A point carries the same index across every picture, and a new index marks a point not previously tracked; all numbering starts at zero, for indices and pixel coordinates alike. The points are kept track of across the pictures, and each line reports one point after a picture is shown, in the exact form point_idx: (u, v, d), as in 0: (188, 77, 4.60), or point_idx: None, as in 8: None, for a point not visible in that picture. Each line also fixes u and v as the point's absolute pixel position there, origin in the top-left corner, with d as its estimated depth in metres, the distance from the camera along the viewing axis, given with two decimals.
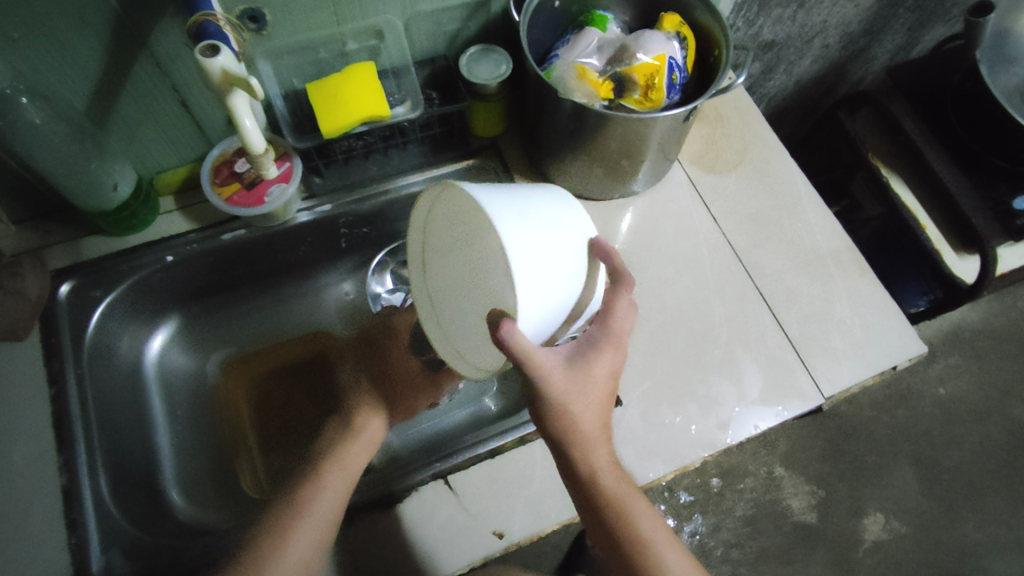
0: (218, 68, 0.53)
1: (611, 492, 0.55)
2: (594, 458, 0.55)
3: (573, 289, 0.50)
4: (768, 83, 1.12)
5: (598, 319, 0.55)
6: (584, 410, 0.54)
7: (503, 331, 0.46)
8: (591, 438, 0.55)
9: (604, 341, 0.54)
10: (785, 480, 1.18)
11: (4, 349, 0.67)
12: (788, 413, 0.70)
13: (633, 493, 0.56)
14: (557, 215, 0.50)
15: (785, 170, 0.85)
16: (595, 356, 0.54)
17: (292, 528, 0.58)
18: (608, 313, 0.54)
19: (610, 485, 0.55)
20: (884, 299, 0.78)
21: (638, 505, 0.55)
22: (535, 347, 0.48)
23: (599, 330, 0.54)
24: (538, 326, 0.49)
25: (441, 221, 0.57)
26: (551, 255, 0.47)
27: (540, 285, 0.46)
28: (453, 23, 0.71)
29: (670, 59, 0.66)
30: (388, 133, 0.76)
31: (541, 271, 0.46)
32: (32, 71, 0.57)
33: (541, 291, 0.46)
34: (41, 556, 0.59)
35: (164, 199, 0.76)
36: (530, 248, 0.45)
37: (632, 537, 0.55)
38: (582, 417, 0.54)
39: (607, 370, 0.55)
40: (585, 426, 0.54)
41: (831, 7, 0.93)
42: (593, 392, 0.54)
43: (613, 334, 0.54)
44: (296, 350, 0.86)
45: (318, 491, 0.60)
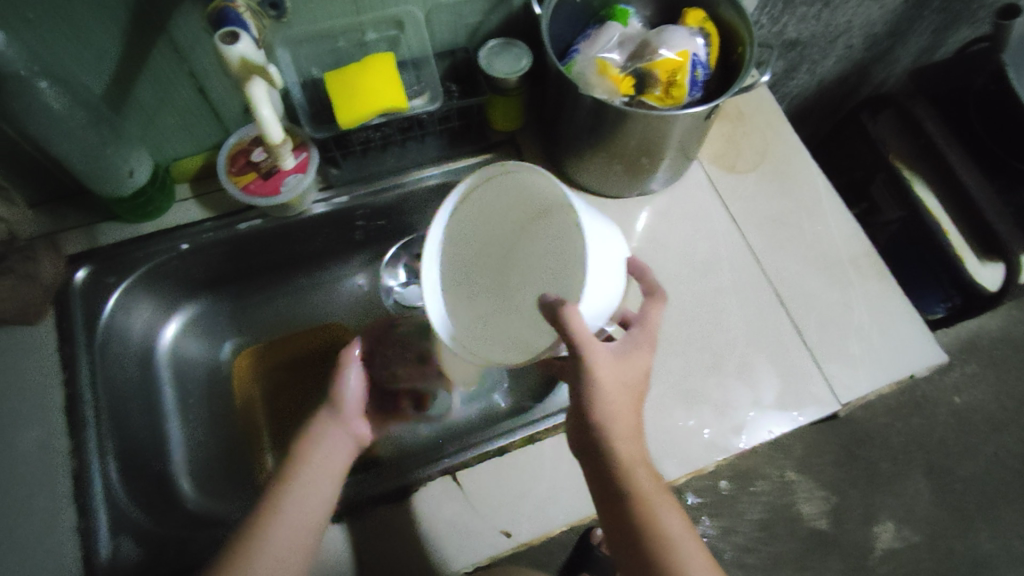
0: (237, 56, 0.53)
1: (641, 489, 0.53)
2: (626, 453, 0.54)
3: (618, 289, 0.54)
4: (791, 83, 1.10)
5: (637, 325, 0.59)
6: (623, 403, 0.54)
7: (568, 313, 0.48)
8: (625, 432, 0.54)
9: (643, 341, 0.58)
10: (798, 485, 1.16)
11: (18, 333, 0.67)
12: (804, 419, 0.69)
13: (663, 492, 0.54)
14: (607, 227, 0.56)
15: (806, 171, 0.84)
16: (634, 353, 0.57)
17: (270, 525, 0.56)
18: (647, 320, 0.59)
19: (641, 482, 0.53)
20: (904, 306, 0.76)
21: (666, 504, 0.53)
22: (592, 333, 0.50)
23: (639, 331, 0.58)
24: (594, 314, 0.51)
25: (488, 212, 0.62)
26: (610, 256, 0.52)
27: (603, 280, 0.50)
28: (474, 15, 0.70)
29: (693, 56, 0.65)
30: (407, 125, 0.75)
31: (604, 265, 0.50)
32: (49, 53, 0.57)
33: (603, 282, 0.51)
34: (51, 540, 0.59)
35: (180, 186, 0.76)
36: (598, 243, 0.50)
37: (658, 539, 0.52)
38: (620, 410, 0.54)
39: (643, 368, 0.57)
40: (621, 419, 0.54)
41: (857, 7, 0.91)
42: (632, 384, 0.55)
43: (650, 334, 0.59)
44: (309, 341, 0.85)
45: (297, 489, 0.58)
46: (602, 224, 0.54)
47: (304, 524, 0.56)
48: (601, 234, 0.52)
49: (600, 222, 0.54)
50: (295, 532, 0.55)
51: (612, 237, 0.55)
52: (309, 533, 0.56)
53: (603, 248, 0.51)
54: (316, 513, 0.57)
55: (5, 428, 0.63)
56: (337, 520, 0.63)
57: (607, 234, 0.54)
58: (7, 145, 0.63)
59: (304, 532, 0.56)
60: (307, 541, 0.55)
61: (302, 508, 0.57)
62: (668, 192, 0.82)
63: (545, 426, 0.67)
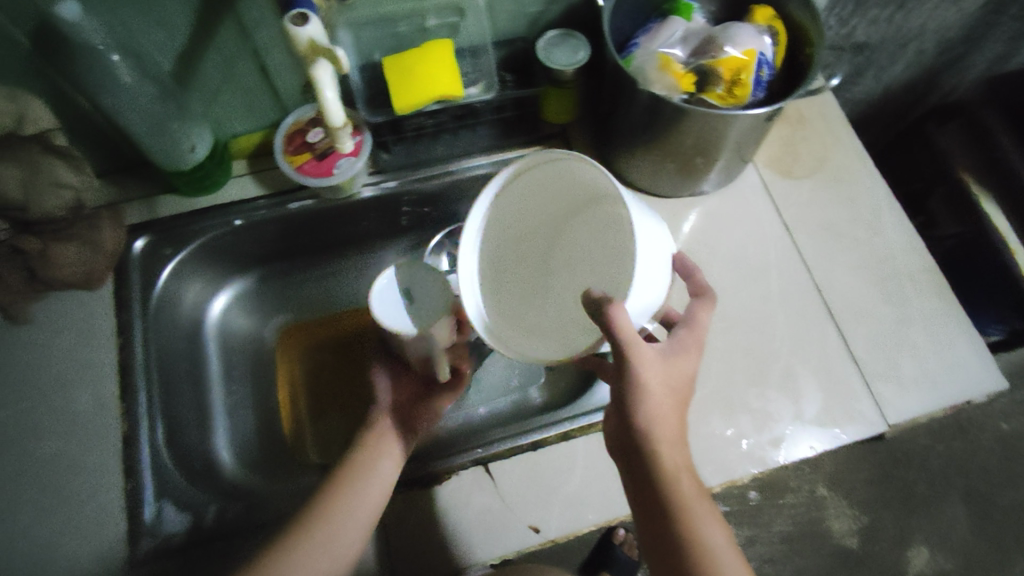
0: (306, 38, 0.54)
1: (681, 494, 0.52)
2: (666, 457, 0.53)
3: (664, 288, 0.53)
4: (854, 88, 1.06)
5: (685, 326, 0.59)
6: (666, 406, 0.53)
7: (610, 310, 0.48)
8: (667, 436, 0.53)
9: (690, 343, 0.57)
10: (830, 501, 0.92)
11: (80, 296, 0.70)
12: (846, 437, 0.67)
13: (704, 502, 0.52)
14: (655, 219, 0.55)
15: (868, 179, 0.81)
16: (680, 357, 0.56)
17: (336, 516, 0.57)
18: (695, 320, 0.59)
19: (680, 488, 0.52)
20: (963, 327, 0.73)
21: (706, 514, 0.52)
22: (636, 331, 0.49)
23: (687, 333, 0.58)
24: (641, 310, 0.51)
25: (524, 202, 0.61)
26: (657, 250, 0.51)
27: (648, 276, 0.49)
28: (535, 5, 0.70)
29: (760, 55, 0.63)
30: (462, 113, 0.77)
31: (651, 263, 0.50)
32: (125, 30, 0.58)
33: (651, 282, 0.50)
34: (101, 496, 0.62)
35: (237, 163, 0.77)
36: (646, 237, 0.49)
37: (695, 550, 0.50)
38: (664, 415, 0.53)
39: (690, 373, 0.56)
40: (664, 422, 0.53)
41: (932, 10, 0.87)
42: (677, 388, 0.54)
43: (696, 337, 0.58)
44: (350, 322, 0.87)
45: (365, 482, 0.59)
46: (651, 218, 0.54)
47: (367, 508, 0.58)
48: (650, 229, 0.51)
49: (648, 214, 0.53)
50: (356, 515, 0.57)
51: (660, 231, 0.54)
52: (369, 517, 0.58)
53: (650, 243, 0.50)
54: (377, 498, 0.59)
55: (63, 386, 0.66)
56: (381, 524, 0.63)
57: (655, 227, 0.53)
58: (77, 115, 0.65)
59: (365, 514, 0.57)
60: (363, 522, 0.57)
61: (364, 492, 0.59)
62: (720, 193, 0.80)
63: (582, 423, 0.67)
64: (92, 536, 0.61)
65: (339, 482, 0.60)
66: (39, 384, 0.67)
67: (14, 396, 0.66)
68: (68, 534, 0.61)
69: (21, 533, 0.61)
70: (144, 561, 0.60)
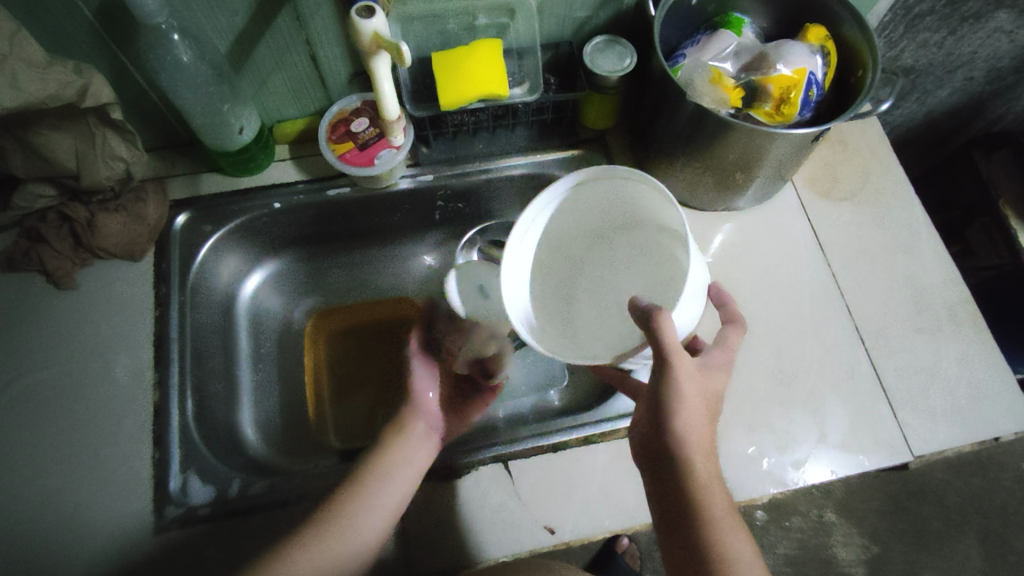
0: (370, 30, 0.56)
1: (709, 504, 0.52)
2: (700, 467, 0.52)
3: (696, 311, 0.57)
4: (896, 111, 1.05)
5: (716, 347, 0.59)
6: (699, 414, 0.53)
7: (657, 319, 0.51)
8: (700, 446, 0.52)
9: (721, 363, 0.58)
10: (838, 528, 0.90)
11: (122, 265, 0.72)
12: (870, 465, 0.66)
13: (729, 511, 0.52)
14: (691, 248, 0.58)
15: (908, 206, 0.80)
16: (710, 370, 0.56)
17: (357, 510, 0.58)
18: (726, 342, 0.59)
19: (711, 496, 0.52)
20: (997, 362, 0.72)
21: (732, 524, 0.52)
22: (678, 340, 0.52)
23: (719, 352, 0.58)
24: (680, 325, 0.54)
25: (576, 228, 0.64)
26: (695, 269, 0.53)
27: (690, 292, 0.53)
28: (585, 10, 0.70)
29: (810, 75, 0.63)
30: (501, 112, 0.76)
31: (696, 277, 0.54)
32: (187, 12, 0.60)
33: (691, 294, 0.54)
34: (130, 461, 0.64)
35: (279, 147, 0.79)
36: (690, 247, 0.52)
37: (725, 562, 0.50)
38: (699, 422, 0.53)
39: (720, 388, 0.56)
40: (695, 429, 0.52)
41: (984, 38, 0.86)
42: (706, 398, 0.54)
43: (727, 356, 0.58)
44: (377, 311, 0.88)
45: (387, 480, 0.61)
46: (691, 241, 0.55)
47: (395, 494, 0.60)
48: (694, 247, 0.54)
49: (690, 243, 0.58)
50: (380, 505, 0.59)
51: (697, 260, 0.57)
52: (392, 505, 0.59)
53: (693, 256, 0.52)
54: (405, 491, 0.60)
55: (101, 352, 0.68)
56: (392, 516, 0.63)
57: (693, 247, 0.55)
58: (134, 89, 0.67)
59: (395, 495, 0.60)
60: (390, 506, 0.59)
61: (389, 484, 0.60)
62: (756, 210, 0.80)
63: (604, 428, 0.67)
64: (119, 499, 0.62)
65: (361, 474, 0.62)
66: (78, 348, 0.69)
67: (54, 358, 0.68)
68: (95, 495, 0.62)
69: (51, 490, 0.63)
70: (169, 527, 0.61)
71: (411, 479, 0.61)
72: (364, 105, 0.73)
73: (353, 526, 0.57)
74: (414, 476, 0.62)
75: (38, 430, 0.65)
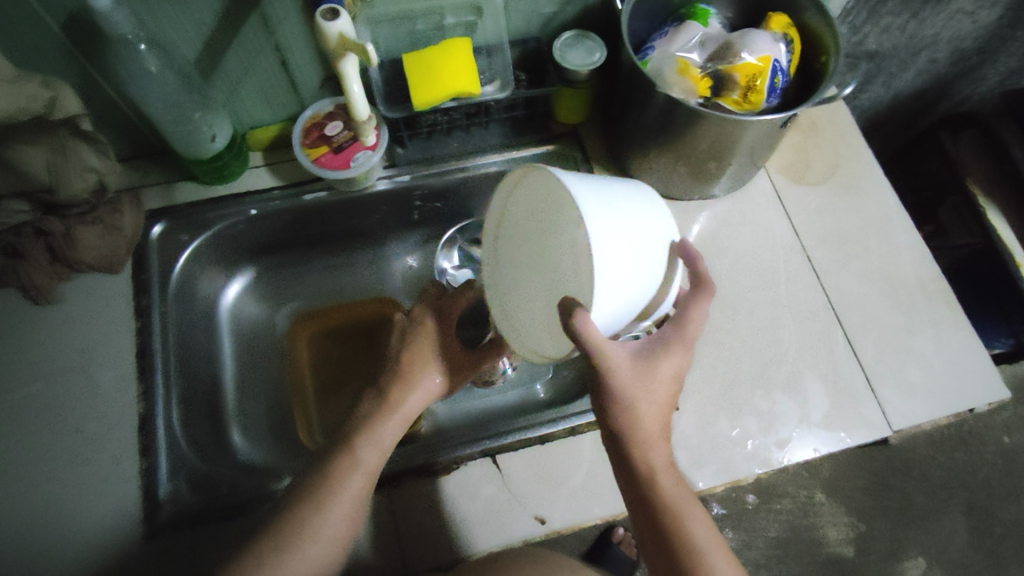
0: (336, 33, 0.56)
1: (667, 494, 0.53)
2: (654, 457, 0.54)
3: (649, 284, 0.49)
4: (863, 95, 1.07)
5: (671, 322, 0.56)
6: (643, 408, 0.54)
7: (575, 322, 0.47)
8: (653, 436, 0.54)
9: (673, 341, 0.55)
10: (826, 508, 0.95)
11: (100, 278, 0.71)
12: (850, 441, 0.68)
13: (688, 498, 0.54)
14: (640, 214, 0.49)
15: (877, 187, 0.82)
16: (665, 354, 0.55)
17: (326, 503, 0.57)
18: (685, 315, 0.56)
19: (664, 486, 0.54)
20: (967, 334, 0.74)
21: (692, 511, 0.53)
22: (605, 338, 0.49)
23: (671, 330, 0.55)
24: (610, 318, 0.48)
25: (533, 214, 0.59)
26: (633, 256, 0.46)
27: (616, 285, 0.45)
28: (552, 6, 0.71)
29: (775, 62, 0.64)
30: (474, 111, 0.76)
31: (625, 261, 0.45)
32: (153, 21, 0.60)
33: (625, 280, 0.46)
34: (117, 474, 0.63)
35: (254, 154, 0.79)
36: (612, 247, 0.44)
37: (688, 549, 0.52)
38: (645, 415, 0.54)
39: (676, 371, 0.55)
40: (649, 422, 0.54)
41: (946, 20, 0.88)
42: (659, 392, 0.55)
43: (682, 336, 0.55)
44: (361, 313, 0.88)
45: (350, 469, 0.59)
46: (632, 215, 0.47)
47: (357, 487, 0.58)
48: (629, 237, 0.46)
49: (625, 209, 0.47)
50: (344, 497, 0.57)
51: (649, 222, 0.49)
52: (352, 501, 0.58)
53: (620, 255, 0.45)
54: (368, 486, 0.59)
55: (82, 366, 0.68)
56: (380, 515, 0.64)
57: (633, 221, 0.47)
58: (105, 100, 0.67)
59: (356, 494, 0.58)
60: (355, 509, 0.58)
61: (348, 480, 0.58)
62: (731, 198, 0.81)
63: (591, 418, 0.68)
64: (107, 513, 0.62)
65: (333, 464, 0.59)
66: (58, 362, 0.68)
67: (34, 374, 0.68)
68: (82, 509, 0.62)
69: (37, 506, 0.62)
70: (160, 535, 0.61)
71: (370, 473, 0.59)
72: (338, 109, 0.73)
73: (319, 538, 0.55)
74: (376, 467, 0.60)
75: (23, 447, 0.64)
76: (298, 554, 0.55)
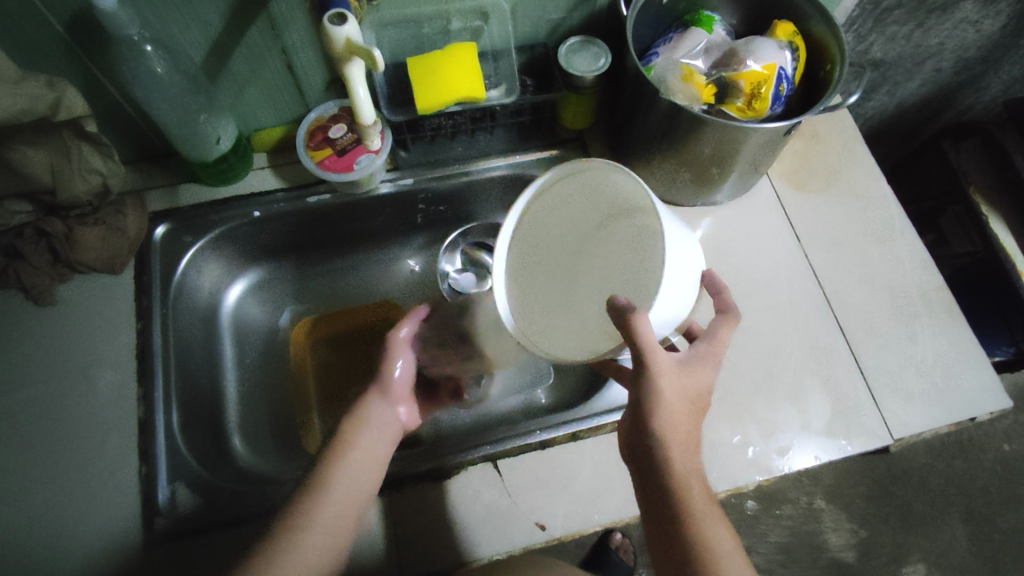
0: (343, 37, 0.55)
1: (695, 503, 0.52)
2: (682, 465, 0.53)
3: (686, 304, 0.52)
4: (867, 103, 1.07)
5: (704, 340, 0.60)
6: (680, 412, 0.53)
7: (632, 320, 0.47)
8: (681, 444, 0.53)
9: (707, 356, 0.58)
10: (826, 514, 1.03)
11: (103, 279, 0.72)
12: (851, 450, 0.68)
13: (714, 511, 0.52)
14: (684, 240, 0.54)
15: (881, 195, 0.82)
16: (697, 366, 0.57)
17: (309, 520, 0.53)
18: (716, 335, 0.60)
19: (694, 493, 0.52)
20: (970, 344, 0.74)
21: (719, 524, 0.51)
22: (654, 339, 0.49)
23: (705, 346, 0.59)
24: (660, 322, 0.50)
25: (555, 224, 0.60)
26: (684, 273, 0.50)
27: (672, 294, 0.48)
28: (558, 12, 0.71)
29: (780, 70, 0.64)
30: (478, 115, 0.77)
31: (681, 275, 0.49)
32: (158, 22, 0.60)
33: (676, 295, 0.50)
34: (117, 477, 0.63)
35: (258, 156, 0.79)
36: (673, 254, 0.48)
37: (714, 562, 0.50)
38: (677, 423, 0.53)
39: (706, 384, 0.57)
40: (679, 429, 0.53)
41: (950, 29, 0.88)
42: (689, 401, 0.54)
43: (714, 353, 0.59)
44: (364, 316, 0.88)
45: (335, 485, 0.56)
46: (682, 239, 0.52)
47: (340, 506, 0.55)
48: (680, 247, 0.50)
49: (677, 230, 0.52)
50: (332, 514, 0.54)
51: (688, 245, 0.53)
52: (350, 494, 0.56)
53: (679, 260, 0.49)
54: (369, 480, 0.57)
55: (84, 368, 0.68)
56: (380, 524, 0.63)
57: (684, 243, 0.52)
58: (108, 101, 0.67)
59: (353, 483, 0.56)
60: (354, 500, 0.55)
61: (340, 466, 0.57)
62: (734, 204, 0.81)
63: (591, 424, 0.67)
64: (108, 516, 0.62)
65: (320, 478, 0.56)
66: (58, 364, 0.68)
67: (35, 375, 0.67)
68: (82, 512, 0.62)
69: (37, 508, 0.62)
70: (159, 540, 0.61)
71: (357, 490, 0.56)
72: (342, 111, 0.73)
73: (318, 528, 0.53)
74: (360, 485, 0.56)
75: (22, 449, 0.64)
76: (298, 544, 0.52)
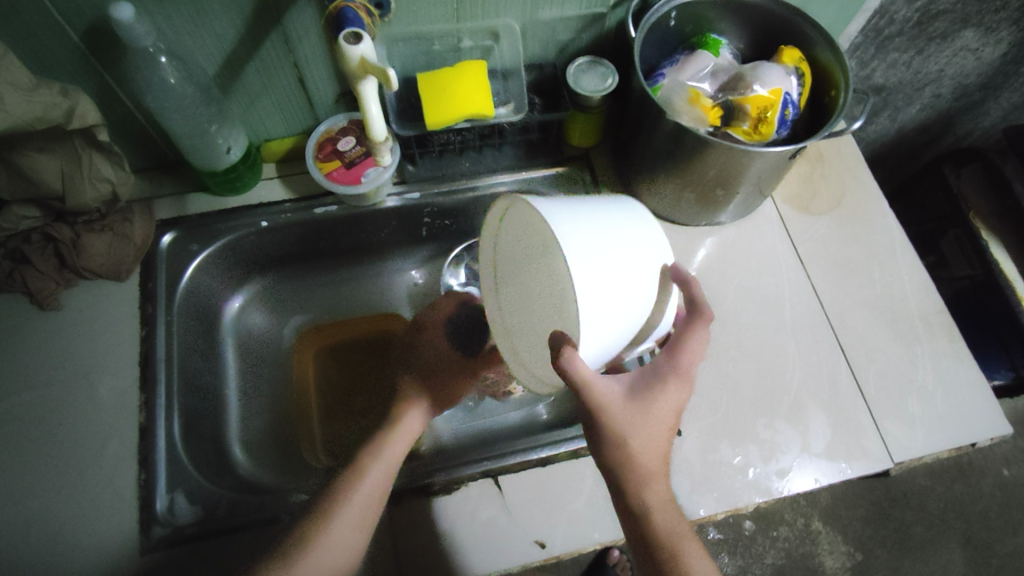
0: (358, 56, 0.56)
1: (660, 529, 0.53)
2: (647, 491, 0.54)
3: (641, 313, 0.49)
4: (870, 127, 1.09)
5: (670, 351, 0.57)
6: (636, 439, 0.53)
7: (564, 358, 0.48)
8: (646, 470, 0.54)
9: (672, 370, 0.56)
10: (823, 536, 1.08)
11: (109, 286, 0.72)
12: (851, 473, 0.68)
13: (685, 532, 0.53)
14: (628, 240, 0.49)
15: (884, 219, 0.82)
16: (660, 386, 0.55)
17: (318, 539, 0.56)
18: (682, 346, 0.56)
19: (659, 519, 0.53)
20: (971, 368, 0.74)
21: (689, 547, 0.53)
22: (593, 370, 0.49)
23: (669, 360, 0.56)
24: (600, 351, 0.49)
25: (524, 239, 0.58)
26: (618, 284, 0.46)
27: (603, 314, 0.46)
28: (567, 32, 0.72)
29: (786, 95, 0.65)
30: (487, 132, 0.78)
31: (610, 291, 0.46)
32: (173, 34, 0.60)
33: (611, 313, 0.46)
34: (115, 485, 0.63)
35: (267, 166, 0.79)
36: (593, 279, 0.45)
37: None
38: (637, 449, 0.53)
39: (671, 404, 0.55)
40: (641, 455, 0.54)
41: (951, 57, 0.89)
42: (653, 425, 0.54)
43: (681, 363, 0.56)
44: (369, 329, 0.88)
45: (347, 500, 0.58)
46: (617, 243, 0.48)
47: (354, 518, 0.57)
48: (614, 257, 0.47)
49: (607, 237, 0.48)
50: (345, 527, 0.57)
51: (635, 246, 0.49)
52: (362, 509, 0.58)
53: (605, 279, 0.45)
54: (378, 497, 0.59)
55: (87, 374, 0.68)
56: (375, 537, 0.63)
57: (620, 249, 0.48)
58: (120, 110, 0.68)
59: (369, 501, 0.59)
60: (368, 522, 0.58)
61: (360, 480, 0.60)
62: (737, 225, 0.82)
63: None
64: (105, 523, 0.62)
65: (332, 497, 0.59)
66: (62, 369, 0.68)
67: (38, 380, 0.67)
68: (80, 519, 0.62)
69: (35, 515, 0.62)
70: (156, 547, 0.61)
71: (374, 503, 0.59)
72: (351, 124, 0.74)
73: (327, 548, 0.55)
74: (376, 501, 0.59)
75: (22, 454, 0.64)
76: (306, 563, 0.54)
